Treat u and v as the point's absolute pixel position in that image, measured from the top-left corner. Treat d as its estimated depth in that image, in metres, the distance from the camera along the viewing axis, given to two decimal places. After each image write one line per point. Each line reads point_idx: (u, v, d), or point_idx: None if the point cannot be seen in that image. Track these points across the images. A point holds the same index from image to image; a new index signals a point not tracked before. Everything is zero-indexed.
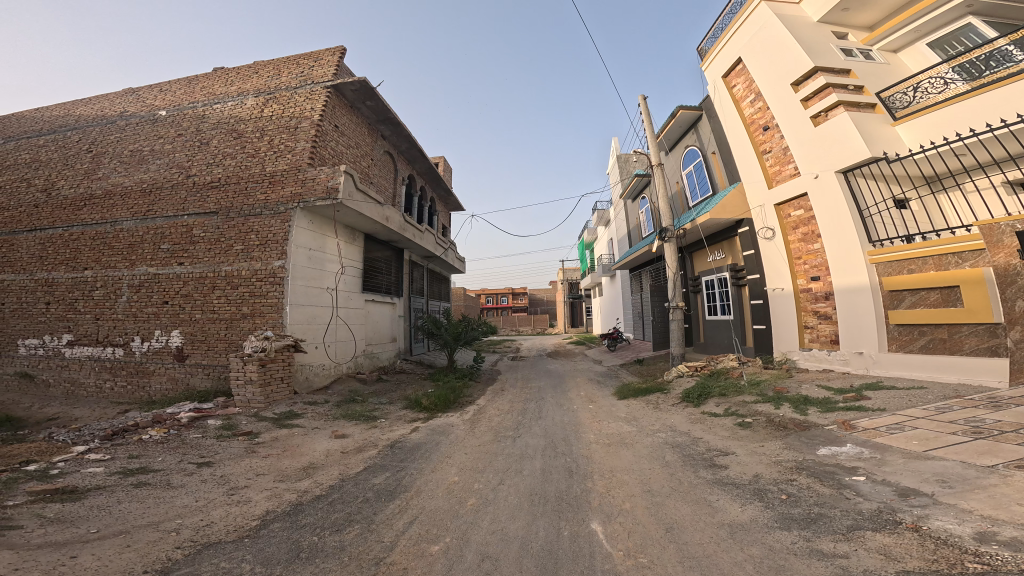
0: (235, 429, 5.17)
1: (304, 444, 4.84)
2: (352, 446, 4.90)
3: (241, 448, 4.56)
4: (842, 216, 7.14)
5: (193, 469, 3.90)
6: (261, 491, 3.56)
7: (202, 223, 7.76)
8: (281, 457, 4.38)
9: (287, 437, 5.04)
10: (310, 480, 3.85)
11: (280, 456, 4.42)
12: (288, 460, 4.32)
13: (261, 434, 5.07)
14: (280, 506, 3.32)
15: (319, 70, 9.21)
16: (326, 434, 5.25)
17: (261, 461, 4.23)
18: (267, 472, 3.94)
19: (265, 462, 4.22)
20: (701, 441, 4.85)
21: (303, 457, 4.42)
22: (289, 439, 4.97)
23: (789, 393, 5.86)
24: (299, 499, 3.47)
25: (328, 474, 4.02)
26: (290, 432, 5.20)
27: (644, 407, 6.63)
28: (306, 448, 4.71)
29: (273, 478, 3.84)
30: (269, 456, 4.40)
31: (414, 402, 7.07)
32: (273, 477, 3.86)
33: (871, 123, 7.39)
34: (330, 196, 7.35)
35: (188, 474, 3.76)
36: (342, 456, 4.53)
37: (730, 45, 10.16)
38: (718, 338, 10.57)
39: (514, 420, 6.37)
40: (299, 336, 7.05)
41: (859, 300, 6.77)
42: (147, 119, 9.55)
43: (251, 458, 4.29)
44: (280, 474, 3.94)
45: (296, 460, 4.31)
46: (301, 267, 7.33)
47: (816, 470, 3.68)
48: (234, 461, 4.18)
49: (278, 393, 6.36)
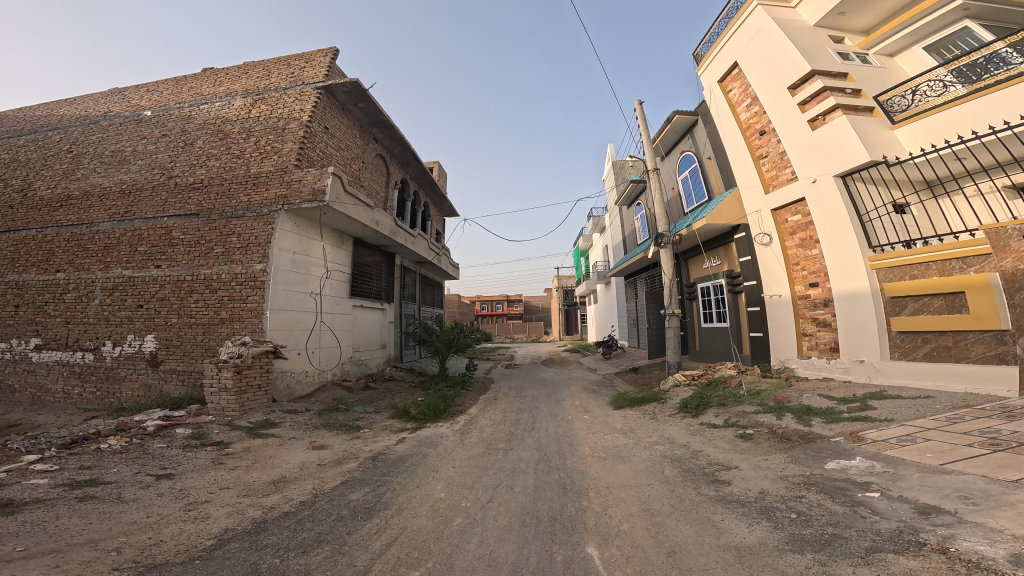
0: (204, 438, 4.86)
1: (277, 456, 4.53)
2: (330, 458, 4.61)
3: (208, 460, 4.25)
4: (841, 221, 6.99)
5: (150, 482, 3.59)
6: (222, 507, 3.27)
7: (182, 225, 7.47)
8: (250, 469, 4.08)
9: (260, 448, 4.74)
10: (279, 495, 3.56)
11: (249, 468, 4.12)
12: (257, 472, 4.02)
13: (232, 444, 4.77)
14: (241, 524, 3.05)
15: (310, 71, 9.03)
16: (303, 445, 4.95)
17: (227, 473, 3.93)
18: (231, 486, 3.64)
19: (232, 475, 3.92)
20: (702, 455, 4.60)
21: (274, 470, 4.12)
22: (263, 450, 4.66)
23: (791, 402, 5.63)
24: (264, 516, 3.19)
25: (300, 489, 3.73)
26: (264, 443, 4.89)
27: (640, 418, 6.37)
28: (279, 460, 4.41)
29: (238, 492, 3.54)
30: (237, 468, 4.09)
31: (402, 412, 6.75)
32: (238, 491, 3.56)
33: (870, 126, 7.29)
34: (316, 198, 7.10)
35: (143, 488, 3.47)
36: (318, 469, 4.23)
37: (726, 50, 10.10)
38: (715, 345, 10.35)
39: (506, 432, 6.10)
40: (279, 342, 6.75)
41: (859, 307, 6.60)
42: (131, 119, 9.27)
43: (217, 471, 3.99)
44: (247, 488, 3.65)
45: (266, 473, 4.01)
46: (284, 270, 7.04)
47: (826, 486, 3.46)
48: (197, 474, 3.87)
49: (256, 401, 6.04)
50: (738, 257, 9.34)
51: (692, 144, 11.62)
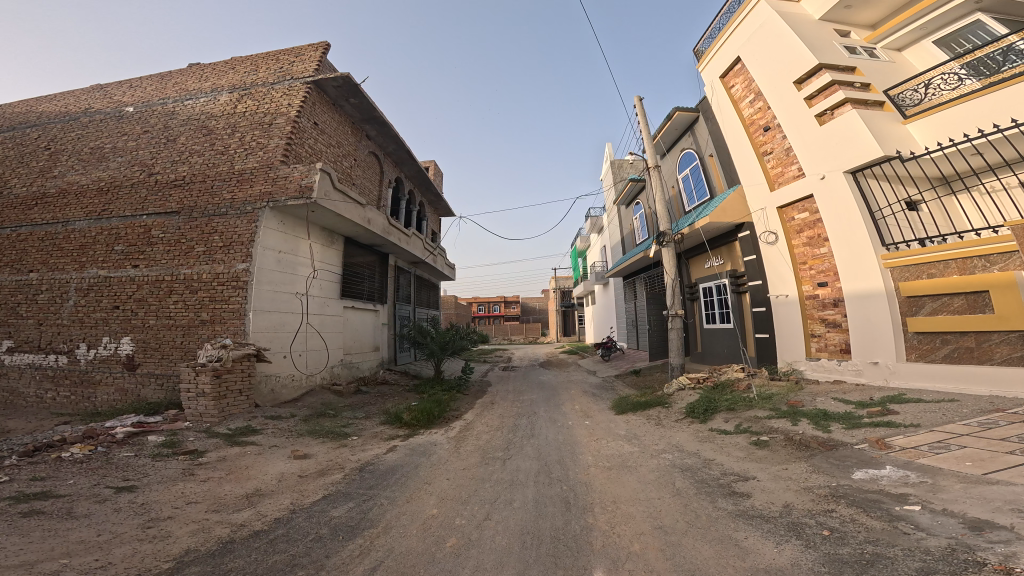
0: (177, 446, 4.51)
1: (255, 466, 4.18)
2: (313, 468, 4.26)
3: (178, 470, 3.90)
4: (852, 218, 6.71)
5: (108, 495, 3.25)
6: (187, 524, 2.93)
7: (162, 223, 7.11)
8: (223, 481, 3.72)
9: (237, 457, 4.39)
10: (252, 511, 3.21)
11: (222, 480, 3.76)
12: (230, 485, 3.67)
13: (207, 453, 4.41)
14: (204, 544, 2.71)
15: (299, 66, 8.71)
16: (284, 454, 4.60)
17: (197, 486, 3.58)
18: (199, 501, 3.29)
19: (202, 488, 3.56)
20: (715, 464, 4.29)
21: (250, 482, 3.77)
22: (239, 460, 4.31)
23: (805, 407, 5.32)
24: (232, 535, 2.85)
25: (276, 504, 3.38)
26: (242, 452, 4.54)
27: (645, 423, 6.05)
28: (256, 471, 4.05)
29: (207, 507, 3.20)
30: (208, 480, 3.74)
31: (393, 418, 6.40)
32: (206, 506, 3.22)
33: (881, 121, 7.04)
34: (303, 195, 6.76)
35: (98, 502, 3.13)
36: (298, 481, 3.88)
37: (728, 45, 9.85)
38: (717, 347, 10.07)
39: (503, 439, 5.75)
40: (263, 345, 6.40)
41: (872, 307, 6.32)
42: (112, 116, 8.91)
43: (186, 483, 3.64)
44: (217, 503, 3.30)
45: (240, 486, 3.65)
46: (269, 270, 6.69)
47: (857, 499, 3.19)
48: (163, 486, 3.52)
49: (236, 407, 5.69)
50: (742, 257, 9.07)
51: (693, 142, 11.36)
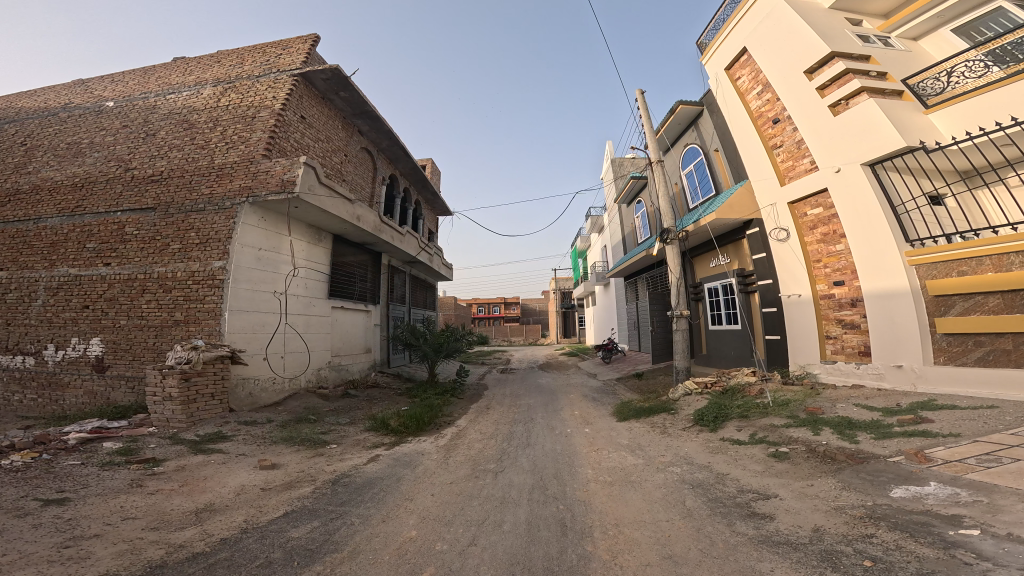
0: (132, 454, 4.14)
1: (214, 478, 3.80)
2: (280, 480, 3.84)
3: (124, 481, 3.51)
4: (872, 213, 6.28)
5: (31, 509, 2.84)
6: (114, 544, 2.52)
7: (137, 220, 6.71)
8: (172, 495, 3.36)
9: (197, 467, 4.01)
10: (195, 532, 2.81)
11: (172, 493, 3.39)
12: (180, 498, 3.30)
13: (164, 462, 4.04)
14: (130, 567, 2.30)
15: (286, 58, 8.34)
16: (250, 464, 4.18)
17: (141, 500, 3.22)
18: (138, 518, 2.92)
19: (146, 502, 3.20)
20: (730, 480, 3.85)
21: (203, 495, 3.40)
22: (198, 470, 3.93)
23: (826, 415, 4.86)
24: (166, 558, 2.43)
25: (225, 522, 3.03)
26: (204, 461, 4.16)
27: (649, 432, 5.60)
28: (214, 483, 3.66)
29: (144, 526, 2.83)
30: (157, 493, 3.37)
31: (379, 424, 5.95)
32: (144, 525, 2.84)
33: (901, 110, 6.62)
34: (285, 189, 6.36)
35: (17, 516, 2.71)
36: (258, 495, 3.50)
37: (733, 35, 9.44)
38: (725, 349, 9.61)
39: (497, 449, 5.31)
40: (240, 347, 5.99)
41: (896, 307, 5.88)
42: (91, 110, 8.52)
43: (130, 496, 3.25)
44: (158, 522, 2.93)
45: (191, 500, 3.29)
46: (248, 267, 6.28)
47: (902, 523, 2.75)
48: (101, 499, 3.12)
49: (207, 412, 5.27)
50: (751, 255, 8.63)
51: (697, 137, 10.94)
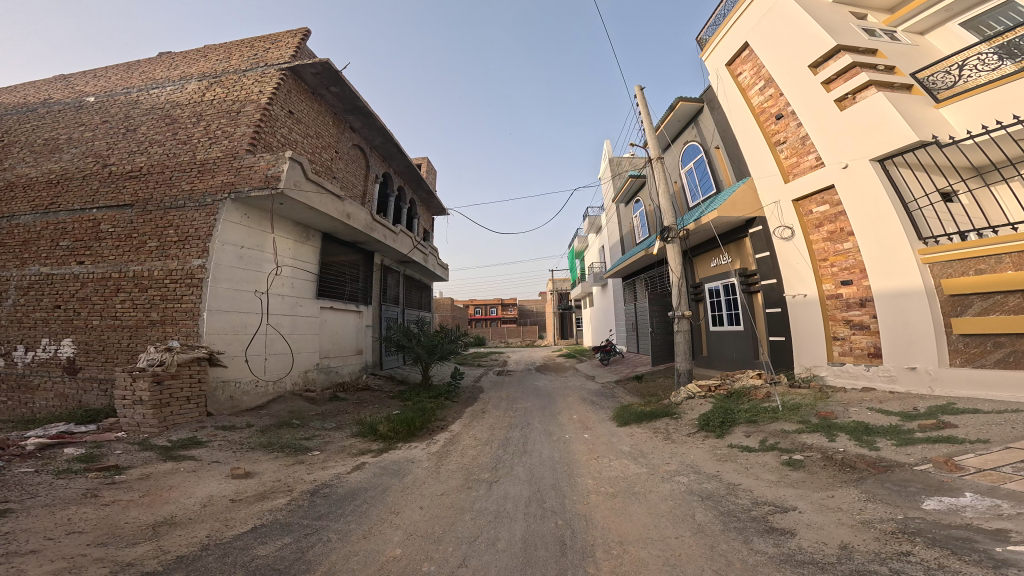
0: (94, 461, 3.91)
1: (180, 487, 3.53)
2: (252, 491, 3.58)
3: (78, 491, 3.31)
4: (883, 210, 6.03)
5: None
6: (47, 563, 2.33)
7: (113, 217, 6.38)
8: (130, 506, 3.14)
9: (164, 476, 3.75)
10: (146, 548, 2.60)
11: (130, 504, 3.17)
12: (138, 510, 3.08)
13: (128, 469, 3.83)
14: None
15: (274, 52, 8.05)
16: (223, 473, 3.90)
17: (93, 511, 3.02)
18: (84, 532, 2.74)
19: (98, 514, 3.00)
20: (743, 491, 3.59)
21: (165, 506, 3.17)
22: (165, 479, 3.66)
23: (839, 420, 4.59)
24: None
25: (183, 538, 2.80)
26: (173, 469, 3.90)
27: (652, 437, 5.32)
28: (179, 493, 3.41)
29: (89, 541, 2.65)
30: (113, 504, 3.16)
31: (367, 429, 5.61)
32: (90, 539, 2.67)
33: (911, 103, 6.39)
34: (269, 185, 6.06)
35: None
36: (226, 508, 3.25)
37: (733, 30, 9.22)
38: (727, 351, 9.35)
39: (491, 456, 5.02)
40: (219, 349, 5.68)
41: (908, 307, 5.65)
42: (71, 106, 8.18)
43: (81, 508, 3.06)
44: (106, 536, 2.73)
45: (149, 512, 3.07)
46: (229, 266, 5.97)
47: (941, 539, 2.48)
48: (48, 511, 2.95)
49: (182, 416, 4.99)
50: (754, 254, 8.38)
51: (697, 134, 10.69)
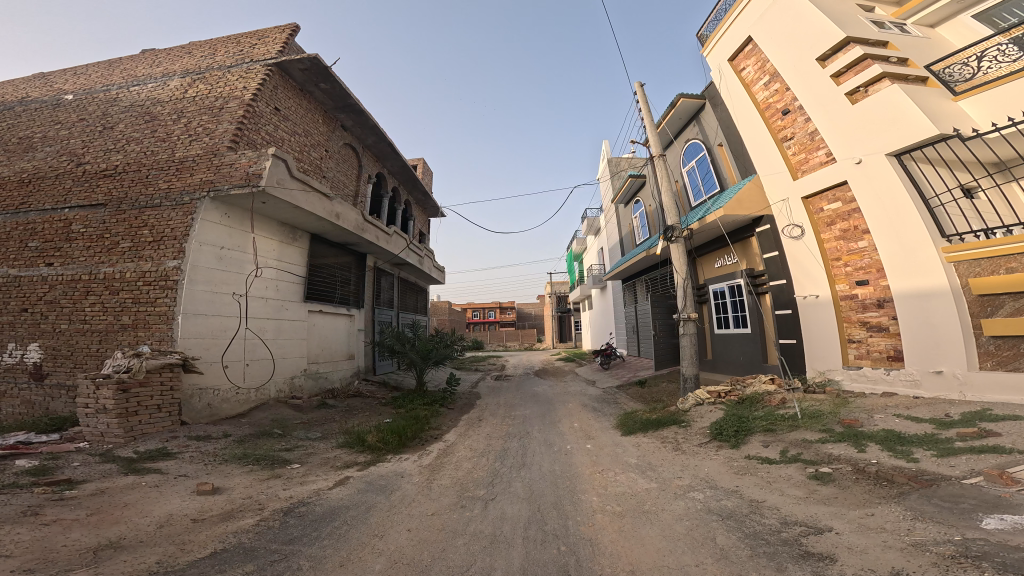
0: (45, 475, 3.50)
1: (137, 504, 3.13)
2: (219, 509, 3.18)
3: (16, 509, 2.91)
4: (902, 206, 5.70)
5: None
6: None
7: (85, 217, 6.02)
8: (73, 526, 2.74)
9: (120, 491, 3.34)
10: None
11: (73, 524, 2.77)
12: (80, 531, 2.68)
13: (82, 484, 3.42)
14: None
15: (261, 48, 7.73)
16: (188, 489, 3.49)
17: (28, 532, 2.62)
18: (11, 557, 2.34)
19: (34, 535, 2.59)
20: (768, 510, 3.22)
21: (113, 527, 2.77)
22: (121, 495, 3.26)
23: (865, 428, 4.23)
24: None
25: (128, 563, 2.41)
26: (133, 483, 3.49)
27: (661, 448, 4.94)
28: (134, 511, 3.01)
29: (13, 568, 2.25)
30: (54, 524, 2.76)
31: (354, 440, 5.21)
32: (15, 567, 2.27)
33: (928, 95, 6.09)
34: (249, 183, 5.72)
35: None
36: (185, 529, 2.85)
37: (736, 25, 8.91)
38: (734, 355, 8.98)
39: (488, 469, 4.63)
40: (195, 355, 5.31)
41: (933, 308, 5.32)
42: (48, 104, 7.83)
43: (15, 528, 2.66)
44: (35, 562, 2.33)
45: (94, 533, 2.67)
46: (208, 268, 5.62)
47: (1014, 564, 2.11)
48: None
49: (151, 425, 4.60)
50: (762, 254, 8.03)
51: (699, 132, 10.38)
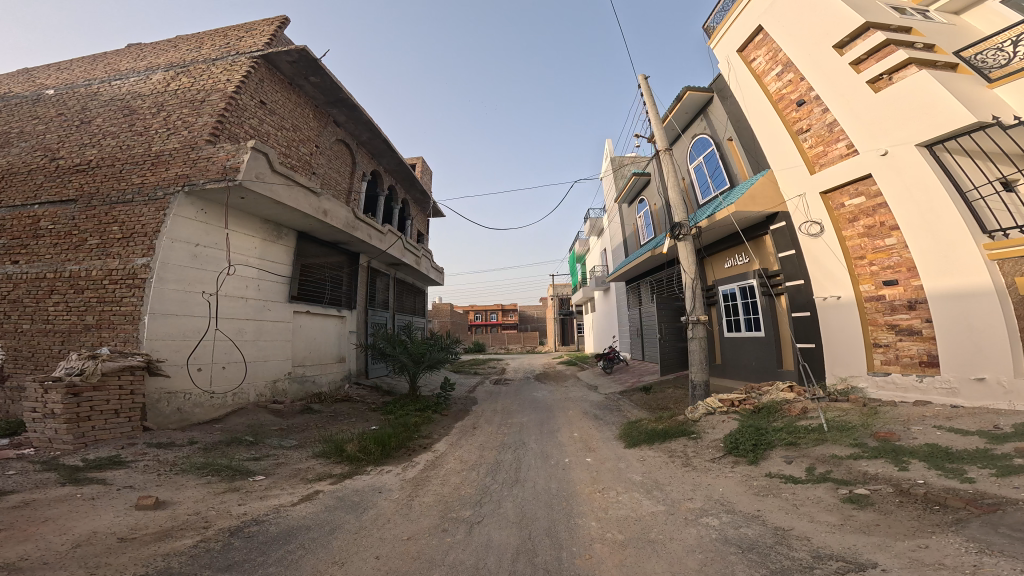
0: None
1: (59, 520, 2.70)
2: (155, 527, 2.75)
3: None
4: (935, 199, 5.21)
5: None
6: None
7: (54, 213, 5.68)
8: None
9: (47, 503, 2.91)
10: None
11: None
12: None
13: (6, 495, 3.00)
14: None
15: (248, 41, 7.41)
16: (127, 502, 3.06)
17: None
18: None
19: None
20: (796, 540, 2.73)
21: (18, 547, 2.34)
22: (46, 508, 2.83)
23: (903, 443, 3.73)
24: None
25: None
26: (66, 495, 3.06)
27: (670, 463, 4.45)
28: (51, 529, 2.57)
29: None
30: None
31: (333, 450, 4.76)
32: None
33: (960, 82, 5.59)
34: (226, 177, 5.35)
35: None
36: (107, 550, 2.42)
37: (745, 14, 8.43)
38: (746, 360, 8.46)
39: (476, 485, 4.17)
40: (163, 358, 4.94)
41: (974, 310, 4.82)
42: (29, 99, 7.55)
43: None
44: None
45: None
46: (180, 266, 5.25)
47: None
48: None
49: (106, 432, 4.19)
50: (777, 253, 7.53)
51: (708, 126, 9.90)
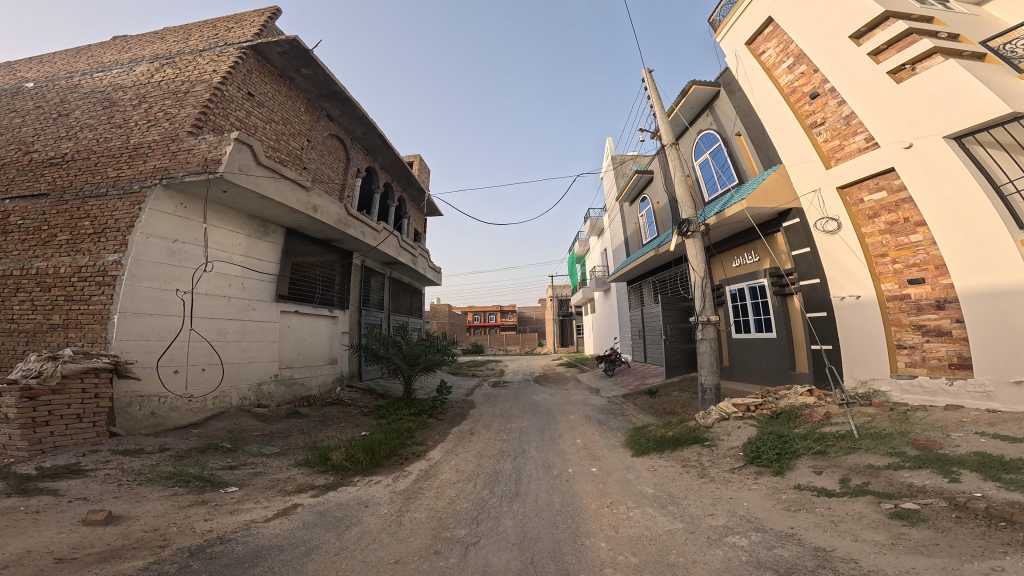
0: None
1: None
2: (100, 546, 2.37)
3: None
4: (967, 193, 4.87)
5: None
6: None
7: (24, 208, 5.33)
8: None
9: None
10: None
11: None
12: None
13: None
14: None
15: (237, 31, 7.09)
16: (75, 517, 2.69)
17: None
18: None
19: None
20: (842, 563, 2.35)
21: None
22: None
23: (946, 451, 3.36)
24: None
25: None
26: (6, 508, 2.69)
27: (684, 474, 4.07)
28: None
29: None
30: None
31: (317, 459, 4.39)
32: None
33: (989, 71, 5.26)
34: (206, 169, 5.00)
35: None
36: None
37: (754, 6, 8.09)
38: (757, 363, 8.10)
39: (474, 499, 3.80)
40: (134, 360, 4.58)
41: (1012, 309, 4.46)
42: (8, 92, 7.21)
43: None
44: None
45: None
46: (156, 263, 4.91)
47: None
48: None
49: (65, 437, 3.81)
50: (790, 250, 7.17)
51: (714, 122, 9.57)
